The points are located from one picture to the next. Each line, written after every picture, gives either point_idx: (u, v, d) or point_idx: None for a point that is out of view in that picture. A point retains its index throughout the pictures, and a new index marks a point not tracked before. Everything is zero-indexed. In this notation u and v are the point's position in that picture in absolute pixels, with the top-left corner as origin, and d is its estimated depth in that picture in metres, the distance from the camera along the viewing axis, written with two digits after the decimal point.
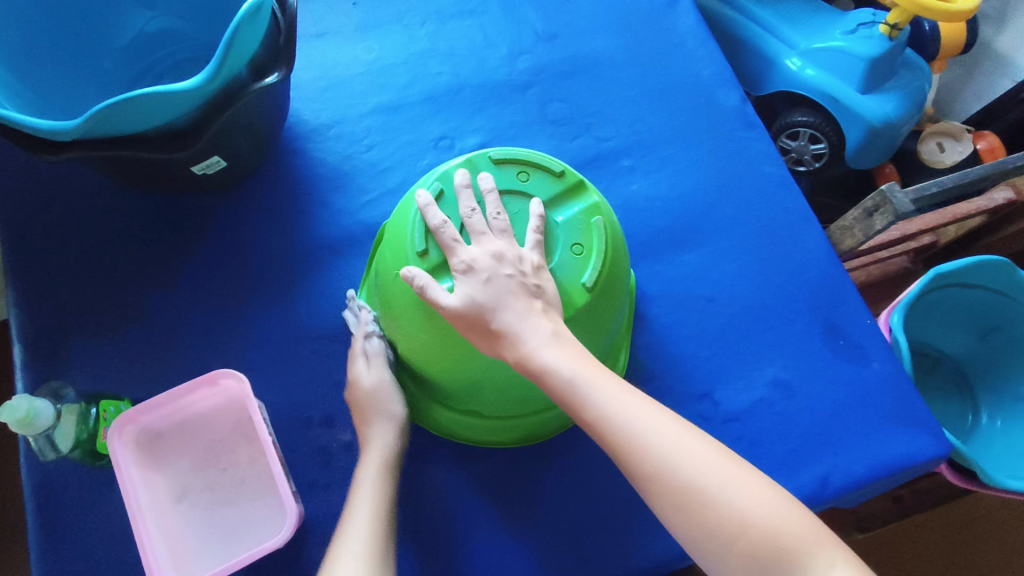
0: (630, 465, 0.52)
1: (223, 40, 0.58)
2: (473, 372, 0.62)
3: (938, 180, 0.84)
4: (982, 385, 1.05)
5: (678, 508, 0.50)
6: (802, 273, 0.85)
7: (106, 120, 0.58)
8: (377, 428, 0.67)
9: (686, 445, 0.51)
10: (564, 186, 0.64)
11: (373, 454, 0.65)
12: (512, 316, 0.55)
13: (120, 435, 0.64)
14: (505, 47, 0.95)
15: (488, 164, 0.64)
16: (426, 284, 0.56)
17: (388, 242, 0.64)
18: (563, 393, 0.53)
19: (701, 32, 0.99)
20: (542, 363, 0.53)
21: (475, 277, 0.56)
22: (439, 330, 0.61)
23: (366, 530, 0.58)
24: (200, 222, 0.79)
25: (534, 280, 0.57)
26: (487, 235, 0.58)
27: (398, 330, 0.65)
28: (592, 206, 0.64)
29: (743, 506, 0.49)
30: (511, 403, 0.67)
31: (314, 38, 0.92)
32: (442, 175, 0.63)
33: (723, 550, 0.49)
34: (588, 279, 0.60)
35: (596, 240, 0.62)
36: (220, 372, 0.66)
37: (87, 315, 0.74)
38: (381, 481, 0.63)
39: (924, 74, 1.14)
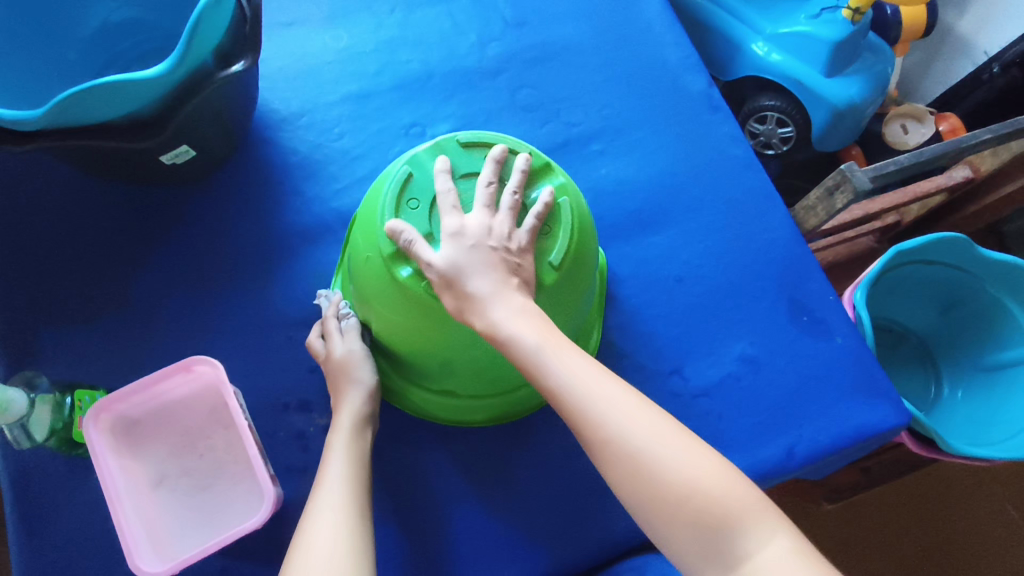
0: (585, 436, 0.53)
1: (187, 27, 0.59)
2: (439, 348, 0.64)
3: (895, 158, 0.86)
4: (945, 359, 1.09)
5: (627, 477, 0.51)
6: (767, 252, 0.88)
7: (71, 109, 0.58)
8: (349, 393, 0.67)
9: (641, 418, 0.52)
10: (531, 167, 0.65)
11: (344, 417, 0.66)
12: (485, 287, 0.56)
13: (96, 424, 0.65)
14: (474, 34, 0.96)
15: (455, 148, 0.65)
16: (413, 240, 0.58)
17: (361, 227, 0.66)
18: (525, 362, 0.55)
19: (668, 17, 1.01)
20: (507, 334, 0.55)
21: (461, 242, 0.57)
22: (407, 306, 0.61)
23: (342, 480, 0.60)
24: (171, 212, 0.79)
25: (516, 259, 0.58)
26: (490, 208, 0.59)
27: (370, 310, 0.66)
28: (560, 187, 0.65)
29: (689, 474, 0.50)
30: (482, 381, 0.68)
31: (283, 27, 0.92)
32: (411, 160, 0.64)
33: (669, 517, 0.49)
34: (555, 258, 0.62)
35: (563, 220, 0.63)
36: (194, 358, 0.67)
37: (58, 306, 0.74)
38: (353, 441, 0.64)
39: (887, 58, 1.17)
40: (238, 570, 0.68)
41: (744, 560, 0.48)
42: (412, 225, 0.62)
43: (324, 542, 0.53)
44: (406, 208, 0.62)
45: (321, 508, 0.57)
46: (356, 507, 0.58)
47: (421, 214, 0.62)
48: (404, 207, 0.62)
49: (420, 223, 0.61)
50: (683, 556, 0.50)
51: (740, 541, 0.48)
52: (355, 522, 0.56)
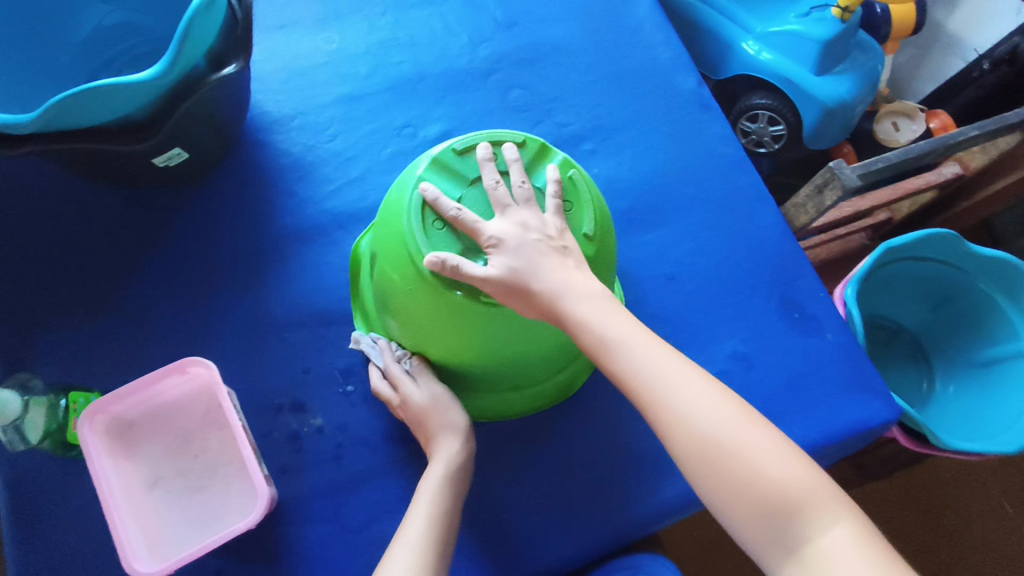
0: (651, 416, 0.53)
1: (178, 30, 0.59)
2: (487, 345, 0.64)
3: (884, 155, 0.87)
4: (937, 355, 1.09)
5: (693, 458, 0.51)
6: (758, 249, 0.88)
7: (64, 111, 0.58)
8: (443, 442, 0.66)
9: (708, 402, 0.52)
10: (531, 154, 0.64)
11: (439, 466, 0.64)
12: (549, 276, 0.55)
13: (91, 425, 0.65)
14: (465, 35, 0.96)
15: (455, 159, 0.63)
16: (459, 263, 0.56)
17: (387, 260, 0.64)
18: (593, 348, 0.55)
19: (658, 17, 1.01)
20: (579, 317, 0.54)
21: (507, 248, 0.56)
22: (463, 316, 0.61)
23: (420, 535, 0.58)
24: (164, 214, 0.79)
25: (560, 241, 0.58)
26: (513, 206, 0.58)
27: (414, 326, 0.65)
28: (563, 162, 0.64)
29: (755, 459, 0.49)
30: (503, 375, 0.69)
31: (274, 30, 0.93)
32: (417, 181, 0.62)
33: (732, 500, 0.50)
34: (588, 228, 0.62)
35: (582, 192, 0.63)
36: (188, 360, 0.67)
37: (52, 310, 0.74)
38: (443, 488, 0.63)
39: (877, 55, 1.18)
40: (233, 570, 0.68)
41: (807, 543, 0.48)
42: (444, 247, 0.60)
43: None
44: (432, 230, 0.60)
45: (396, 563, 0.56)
46: (430, 569, 0.56)
47: (449, 233, 0.60)
48: (430, 231, 0.60)
49: (453, 242, 0.60)
50: (746, 538, 0.50)
51: (805, 524, 0.48)
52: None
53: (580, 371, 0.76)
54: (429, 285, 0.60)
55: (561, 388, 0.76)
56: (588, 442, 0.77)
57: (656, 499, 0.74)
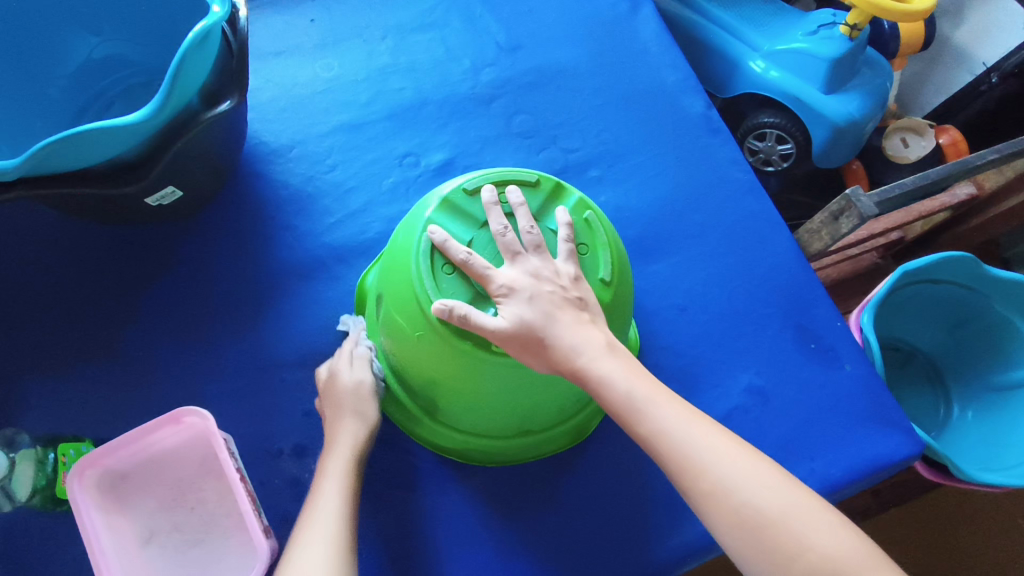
0: (683, 482, 0.51)
1: (169, 71, 0.57)
2: (493, 392, 0.61)
3: (901, 181, 0.85)
4: (954, 379, 1.07)
5: (736, 530, 0.49)
6: (772, 278, 0.86)
7: (50, 157, 0.56)
8: (346, 425, 0.65)
9: (746, 467, 0.50)
10: (543, 196, 0.62)
11: (341, 448, 0.63)
12: (563, 330, 0.53)
13: (81, 481, 0.62)
14: (467, 60, 0.94)
15: (465, 199, 0.61)
16: (468, 312, 0.53)
17: (392, 303, 0.62)
18: (619, 408, 0.52)
19: (664, 38, 0.99)
20: (600, 375, 0.52)
21: (519, 298, 0.54)
22: (470, 364, 0.58)
23: (335, 514, 0.57)
24: (158, 252, 0.77)
25: (575, 293, 0.55)
26: (522, 254, 0.56)
27: (420, 371, 0.63)
28: (578, 203, 0.62)
29: (802, 529, 0.48)
30: (513, 422, 0.67)
31: (272, 57, 0.90)
32: (426, 223, 0.60)
33: (780, 573, 0.47)
34: (605, 274, 0.59)
35: (597, 234, 0.60)
36: (183, 409, 0.64)
37: (43, 356, 0.72)
38: (348, 468, 0.62)
39: (886, 72, 1.16)
40: None
41: None
42: (454, 294, 0.58)
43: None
44: (442, 275, 0.58)
45: (311, 546, 0.55)
46: (345, 547, 0.55)
47: (459, 279, 0.58)
48: (439, 276, 0.58)
49: (462, 288, 0.58)
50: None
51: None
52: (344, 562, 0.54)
53: (593, 415, 0.73)
54: (435, 333, 0.58)
55: (573, 432, 0.73)
56: (599, 483, 0.74)
57: (671, 545, 0.71)
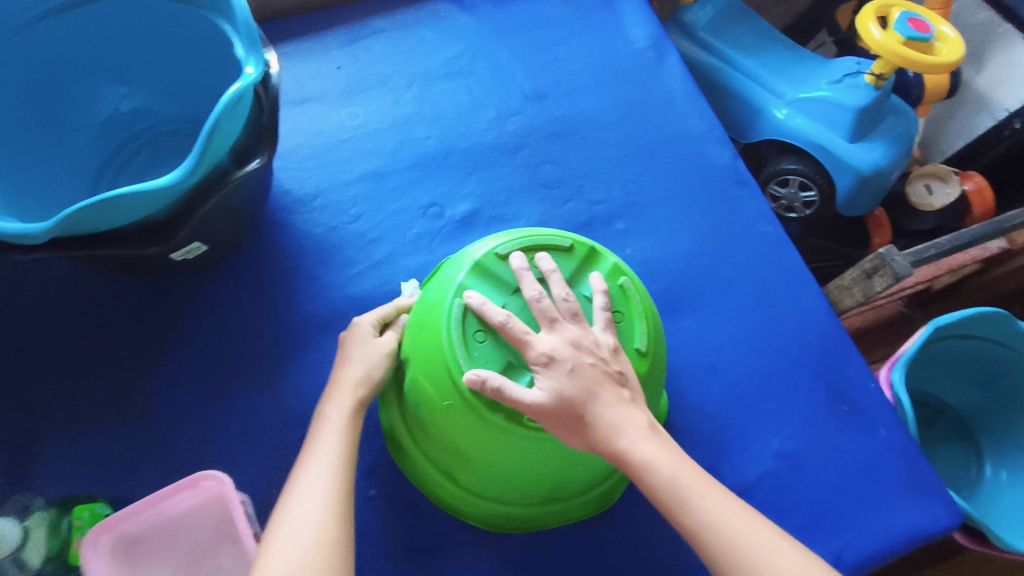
0: None
1: (204, 129, 0.56)
2: (524, 464, 0.60)
3: (936, 241, 0.83)
4: (986, 435, 1.04)
5: None
6: (803, 335, 0.84)
7: (78, 220, 0.54)
8: (352, 370, 0.64)
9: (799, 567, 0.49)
10: (577, 261, 0.61)
11: (343, 394, 0.62)
12: (604, 409, 0.51)
13: (95, 548, 0.60)
14: (492, 109, 0.94)
15: (497, 264, 0.60)
16: (503, 384, 0.52)
17: (422, 367, 0.61)
18: (664, 495, 0.50)
19: (690, 88, 0.99)
20: (641, 460, 0.51)
21: (560, 368, 0.52)
22: (500, 435, 0.57)
23: (332, 456, 0.58)
24: (180, 304, 0.76)
25: (615, 366, 0.54)
26: (560, 321, 0.54)
27: (446, 438, 0.61)
28: (613, 269, 0.61)
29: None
30: (539, 489, 0.64)
31: (297, 103, 0.90)
32: (459, 288, 0.59)
33: None
34: (642, 344, 0.57)
35: (632, 302, 0.59)
36: (200, 474, 0.63)
37: (59, 414, 0.70)
38: (347, 412, 0.61)
39: (911, 120, 1.16)
40: None
41: None
42: (488, 361, 0.56)
43: (305, 528, 0.53)
44: (473, 342, 0.57)
45: (307, 487, 0.55)
46: (338, 498, 0.55)
47: (492, 346, 0.57)
48: (471, 343, 0.57)
49: (496, 356, 0.56)
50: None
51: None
52: (336, 506, 0.55)
53: (622, 479, 0.71)
54: (466, 402, 0.57)
55: (601, 497, 0.71)
56: (627, 556, 0.71)
57: None
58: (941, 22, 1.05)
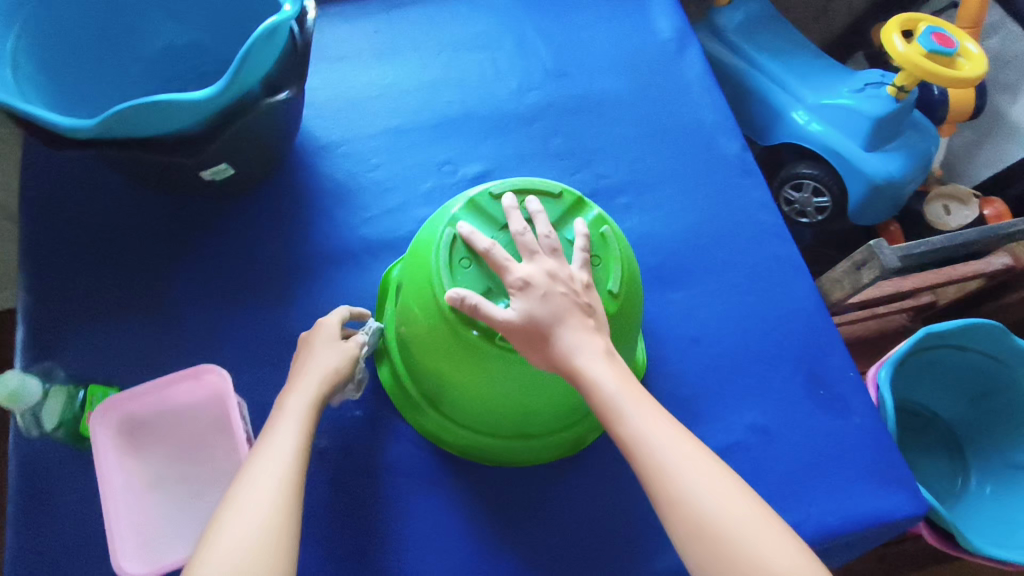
0: (654, 487, 0.53)
1: (238, 57, 0.62)
2: (495, 389, 0.64)
3: (931, 239, 0.84)
4: (973, 450, 1.04)
5: (697, 541, 0.51)
6: (789, 320, 0.86)
7: (120, 123, 0.61)
8: (317, 367, 0.65)
9: (714, 482, 0.52)
10: (564, 207, 0.65)
11: (306, 389, 0.63)
12: (569, 333, 0.55)
13: (103, 421, 0.67)
14: (514, 82, 0.99)
15: (489, 202, 0.65)
16: (479, 302, 0.56)
17: (412, 290, 0.66)
18: (603, 408, 0.55)
19: (708, 80, 1.02)
20: (591, 377, 0.55)
21: (532, 293, 0.56)
22: (474, 354, 0.61)
23: (288, 454, 0.57)
24: (205, 225, 0.82)
25: (585, 299, 0.58)
26: (539, 253, 0.59)
27: (426, 357, 0.66)
28: (597, 218, 0.65)
29: (765, 556, 0.50)
30: (508, 420, 0.68)
31: (333, 60, 0.96)
32: (452, 220, 0.64)
33: None
34: (614, 287, 0.61)
35: (611, 249, 0.63)
36: (203, 367, 0.69)
37: (85, 308, 0.77)
38: (309, 409, 0.62)
39: (931, 137, 1.17)
40: None
41: None
42: (469, 285, 0.61)
43: (256, 515, 0.52)
44: (459, 268, 0.62)
45: (263, 474, 0.55)
46: (292, 491, 0.55)
47: (475, 272, 0.61)
48: (456, 268, 0.62)
49: (478, 282, 0.61)
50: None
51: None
52: (289, 503, 0.54)
53: (592, 429, 0.75)
54: (446, 322, 0.61)
55: (570, 442, 0.75)
56: (588, 501, 0.75)
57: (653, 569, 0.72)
58: (966, 39, 1.07)
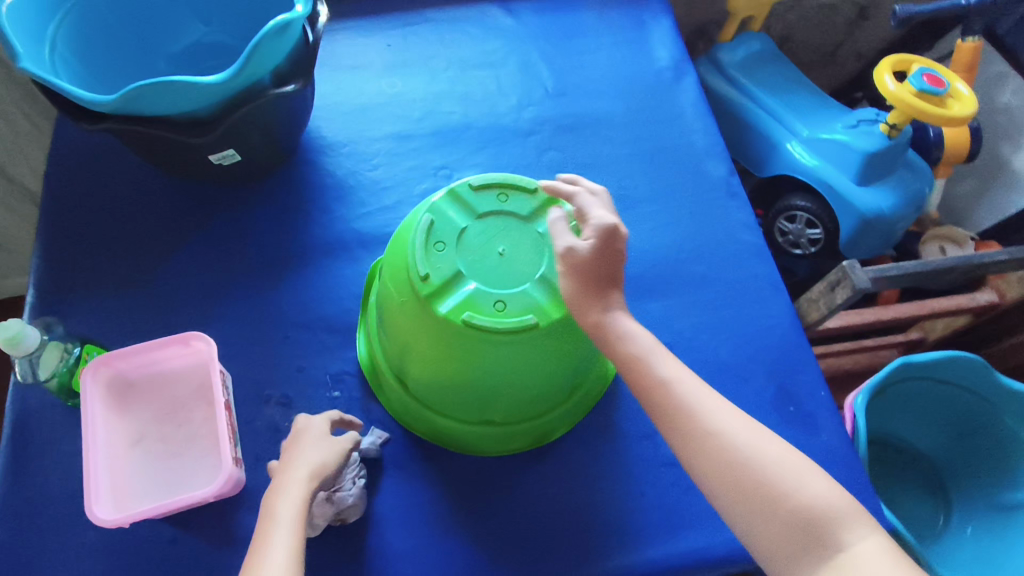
0: (682, 431, 0.58)
1: (248, 49, 0.68)
2: (461, 371, 0.67)
3: (901, 265, 0.90)
4: (956, 489, 1.04)
5: (730, 473, 0.56)
6: (763, 336, 0.88)
7: (137, 100, 0.67)
8: (304, 468, 0.65)
9: (736, 420, 0.58)
10: (538, 203, 0.69)
11: (293, 492, 0.62)
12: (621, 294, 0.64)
13: (94, 376, 0.71)
14: (515, 98, 1.04)
15: (469, 193, 0.69)
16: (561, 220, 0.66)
17: (390, 270, 0.70)
18: (634, 362, 0.61)
19: (701, 107, 1.07)
20: (627, 333, 0.62)
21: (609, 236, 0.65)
22: (442, 333, 0.65)
23: (281, 568, 0.56)
24: (211, 208, 0.88)
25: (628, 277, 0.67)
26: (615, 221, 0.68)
27: (399, 335, 0.69)
28: (569, 214, 0.69)
29: (785, 479, 0.55)
30: (476, 404, 0.71)
31: (346, 69, 1.03)
32: (432, 206, 0.68)
33: (764, 510, 0.54)
34: None
35: None
36: (193, 334, 0.73)
37: (92, 276, 0.82)
38: (297, 512, 0.61)
39: (925, 178, 1.19)
40: (188, 540, 0.71)
41: (840, 550, 0.52)
42: (442, 266, 0.65)
43: None
44: (434, 250, 0.66)
45: None
46: None
47: (448, 255, 0.65)
48: (432, 251, 0.66)
49: (450, 263, 0.65)
50: (770, 560, 0.54)
51: (836, 537, 0.53)
52: None
53: (557, 423, 0.78)
54: (418, 299, 0.65)
55: (535, 434, 0.77)
56: (549, 494, 0.77)
57: (606, 565, 0.73)
58: (957, 81, 1.10)
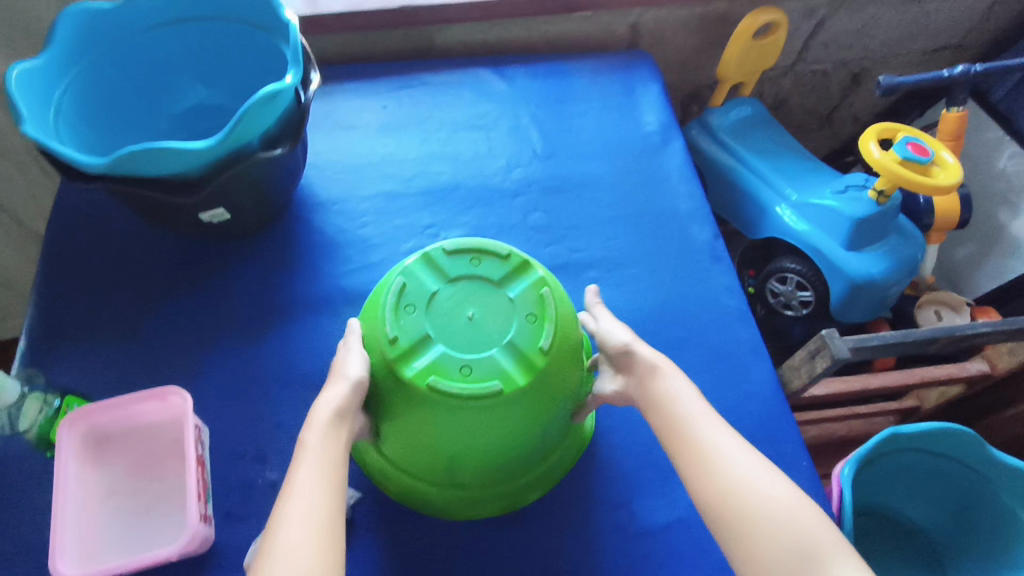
0: (690, 460, 0.60)
1: (236, 116, 0.72)
2: (427, 432, 0.67)
3: (881, 334, 0.86)
4: (954, 566, 1.00)
5: (730, 504, 0.56)
6: (744, 403, 0.87)
7: (128, 163, 0.70)
8: (332, 397, 0.64)
9: (743, 456, 0.59)
10: (509, 267, 0.70)
11: (322, 427, 0.62)
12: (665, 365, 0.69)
13: (70, 430, 0.72)
14: (504, 159, 1.07)
15: (442, 257, 0.70)
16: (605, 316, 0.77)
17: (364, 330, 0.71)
18: (655, 394, 0.65)
19: (687, 171, 1.09)
20: (651, 366, 0.67)
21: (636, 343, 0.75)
22: (407, 394, 0.65)
23: (316, 502, 0.56)
24: (202, 263, 0.91)
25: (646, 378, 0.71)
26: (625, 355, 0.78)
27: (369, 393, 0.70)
28: (539, 279, 0.70)
29: (782, 516, 0.55)
30: (444, 465, 0.71)
31: (342, 130, 1.07)
32: (406, 269, 0.70)
33: (759, 542, 0.54)
34: (544, 344, 0.65)
35: (548, 309, 0.68)
36: (169, 388, 0.74)
37: (80, 327, 0.85)
38: (330, 447, 0.61)
39: (917, 243, 1.19)
40: None
41: None
42: (411, 329, 0.66)
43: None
44: (404, 312, 0.67)
45: (295, 532, 0.54)
46: (329, 540, 0.54)
47: (418, 317, 0.67)
48: (402, 313, 0.67)
49: (419, 326, 0.66)
50: None
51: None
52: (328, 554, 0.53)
53: (529, 487, 0.77)
54: (386, 360, 0.66)
55: (507, 498, 0.76)
56: (519, 562, 0.75)
57: None
58: (942, 150, 1.11)
